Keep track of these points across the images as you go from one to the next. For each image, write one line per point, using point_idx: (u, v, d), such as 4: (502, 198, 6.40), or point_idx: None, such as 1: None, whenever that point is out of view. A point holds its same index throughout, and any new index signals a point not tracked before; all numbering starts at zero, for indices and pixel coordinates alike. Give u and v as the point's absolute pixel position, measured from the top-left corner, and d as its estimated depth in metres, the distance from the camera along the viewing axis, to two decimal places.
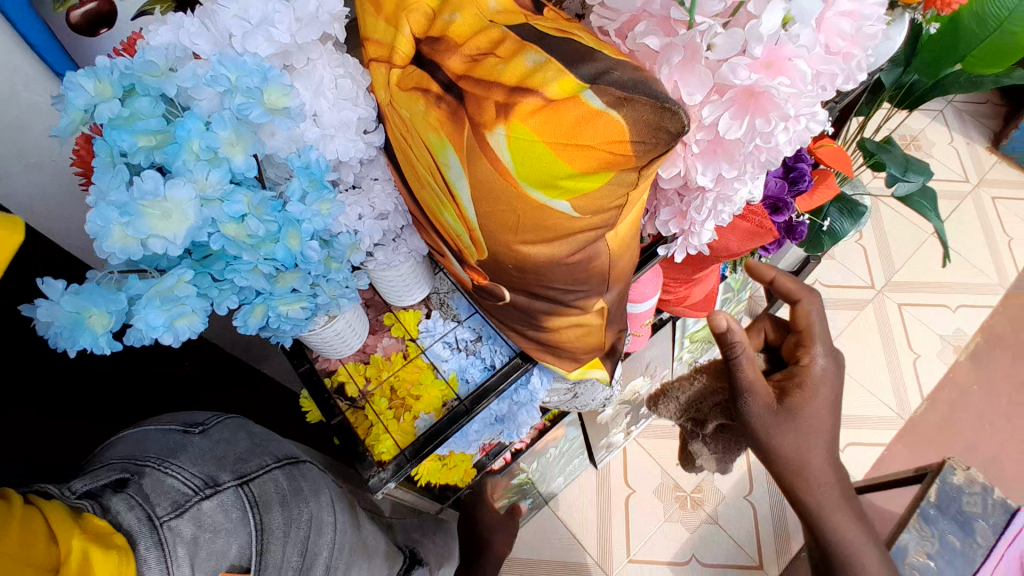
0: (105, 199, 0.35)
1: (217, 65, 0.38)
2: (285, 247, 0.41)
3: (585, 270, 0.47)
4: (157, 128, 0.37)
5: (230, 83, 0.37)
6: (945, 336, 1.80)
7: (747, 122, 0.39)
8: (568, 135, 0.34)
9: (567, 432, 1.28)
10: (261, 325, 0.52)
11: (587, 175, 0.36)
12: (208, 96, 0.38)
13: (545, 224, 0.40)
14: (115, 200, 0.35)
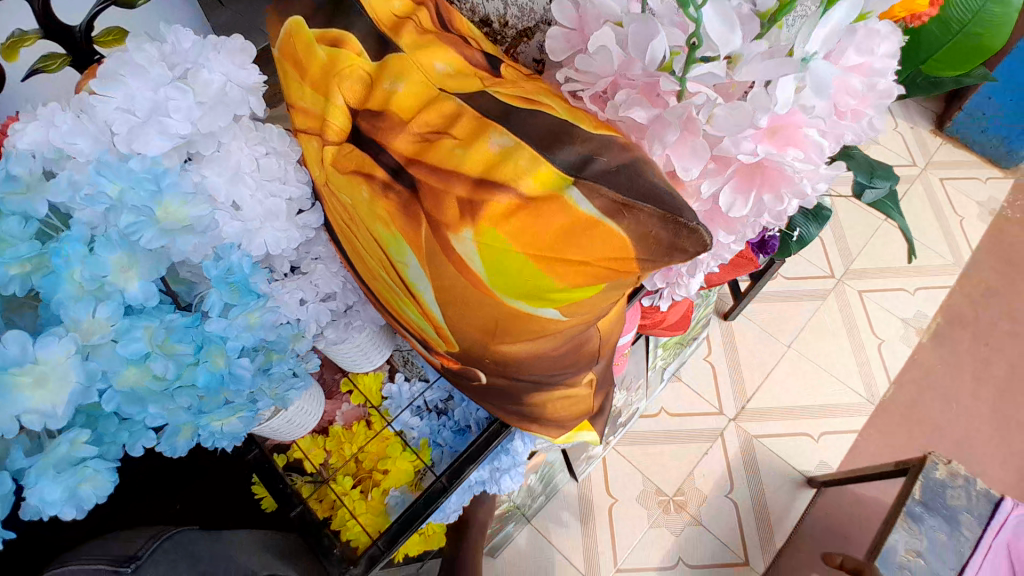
0: None
1: (98, 176, 0.33)
2: (206, 371, 0.35)
3: (573, 356, 0.41)
4: (31, 254, 0.31)
5: (112, 199, 0.33)
6: (906, 319, 1.83)
7: (754, 197, 0.34)
8: (553, 244, 0.29)
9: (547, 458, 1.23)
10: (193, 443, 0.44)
11: (580, 283, 0.31)
12: (92, 213, 0.33)
13: (528, 329, 0.34)
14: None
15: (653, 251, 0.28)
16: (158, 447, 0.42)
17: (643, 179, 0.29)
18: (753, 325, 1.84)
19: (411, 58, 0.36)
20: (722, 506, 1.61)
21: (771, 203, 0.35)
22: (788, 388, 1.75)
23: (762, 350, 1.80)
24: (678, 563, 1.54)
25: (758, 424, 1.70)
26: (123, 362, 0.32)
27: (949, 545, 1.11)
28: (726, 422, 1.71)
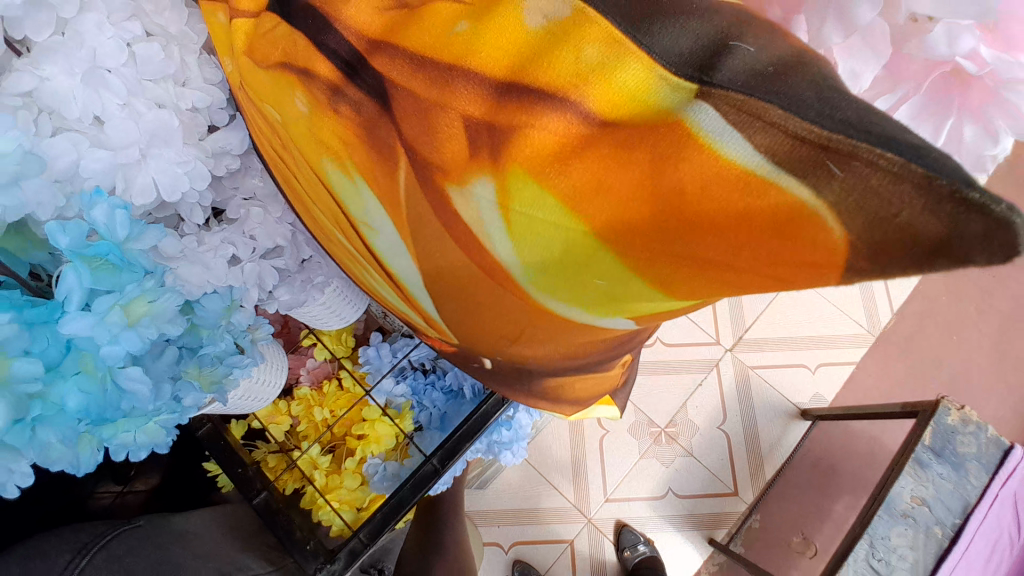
0: None
1: None
2: (78, 393, 0.23)
3: (623, 352, 0.29)
4: None
5: None
6: None
7: (950, 128, 0.21)
8: (646, 206, 0.17)
9: None
10: None
11: (678, 281, 0.18)
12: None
13: (573, 332, 0.23)
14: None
15: (888, 254, 0.14)
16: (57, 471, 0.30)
17: (847, 98, 0.14)
18: None
19: None
20: (715, 438, 1.56)
21: (973, 143, 0.21)
22: (790, 318, 1.68)
23: None
24: (667, 494, 1.51)
25: (756, 355, 1.64)
26: None
27: (955, 492, 1.09)
28: (723, 353, 1.63)
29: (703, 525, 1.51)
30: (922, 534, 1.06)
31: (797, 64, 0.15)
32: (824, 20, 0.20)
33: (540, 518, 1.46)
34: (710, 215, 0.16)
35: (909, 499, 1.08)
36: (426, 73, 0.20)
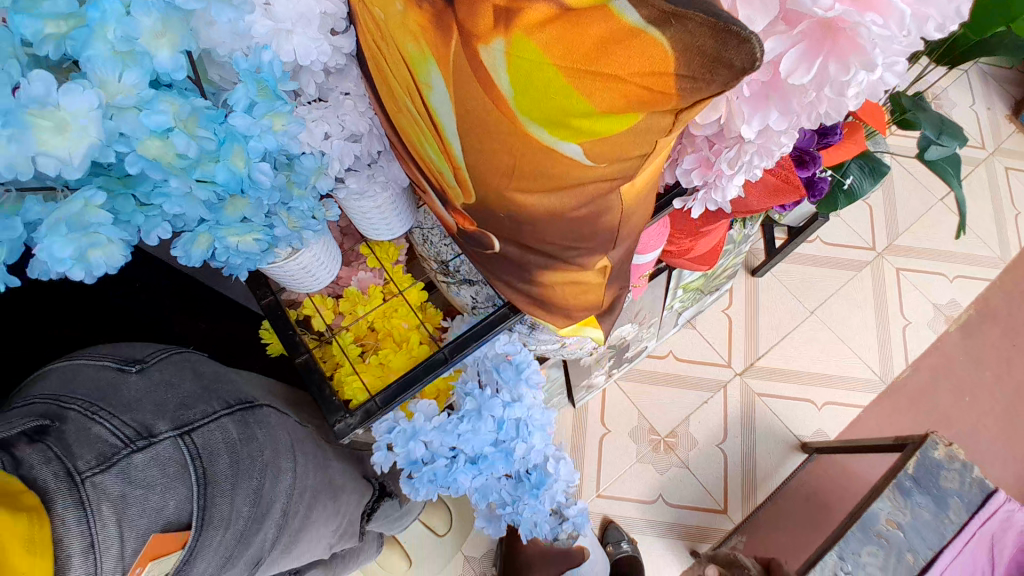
0: None
1: None
2: (228, 169, 0.35)
3: (590, 228, 0.40)
4: (67, 11, 0.29)
5: None
6: (938, 305, 1.75)
7: (818, 67, 0.31)
8: (585, 58, 0.27)
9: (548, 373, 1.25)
10: (207, 257, 0.45)
11: (608, 116, 0.29)
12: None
13: (550, 173, 0.33)
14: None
15: (696, 64, 0.26)
16: (171, 251, 0.43)
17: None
18: (780, 287, 1.79)
19: None
20: (711, 454, 1.63)
21: (834, 74, 0.31)
22: (804, 353, 1.73)
23: (783, 312, 1.77)
24: (656, 499, 1.59)
25: (764, 384, 1.70)
26: (146, 131, 0.31)
27: (932, 524, 1.13)
28: (732, 376, 1.70)
29: (687, 535, 1.57)
30: (894, 558, 1.10)
31: None
32: None
33: None
34: (616, 58, 0.27)
35: (886, 521, 1.12)
36: None
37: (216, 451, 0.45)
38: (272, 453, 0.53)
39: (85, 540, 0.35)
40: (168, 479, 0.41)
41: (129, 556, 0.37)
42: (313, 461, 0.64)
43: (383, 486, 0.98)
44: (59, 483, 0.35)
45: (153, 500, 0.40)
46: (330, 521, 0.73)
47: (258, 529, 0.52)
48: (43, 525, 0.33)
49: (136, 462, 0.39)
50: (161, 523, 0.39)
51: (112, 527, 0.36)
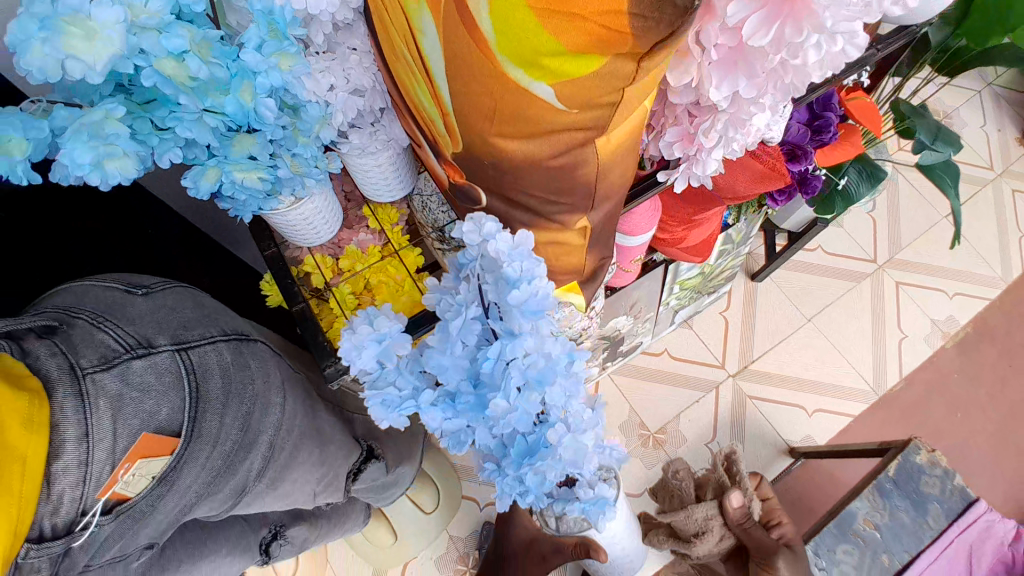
0: (27, 12, 0.32)
1: None
2: (236, 100, 0.38)
3: (567, 181, 0.43)
4: None
5: None
6: (936, 321, 1.74)
7: (776, 30, 0.34)
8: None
9: None
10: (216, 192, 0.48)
11: (576, 57, 0.32)
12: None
13: (527, 114, 0.36)
14: (36, 12, 0.32)
15: (647, 5, 0.29)
16: (183, 183, 0.47)
17: None
18: (778, 293, 1.80)
19: None
20: (701, 451, 1.65)
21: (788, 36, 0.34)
22: (800, 359, 1.74)
23: (779, 317, 1.78)
24: (643, 493, 1.62)
25: (756, 387, 1.71)
26: (165, 52, 0.35)
27: (910, 528, 1.14)
28: (724, 377, 1.72)
29: None
30: (868, 558, 1.12)
31: None
32: None
33: None
34: (580, 0, 0.30)
35: (862, 521, 1.14)
36: None
37: (209, 370, 0.48)
38: (264, 385, 0.56)
39: (81, 429, 0.38)
40: (164, 387, 0.43)
41: (119, 451, 0.40)
42: (303, 406, 0.67)
43: (371, 449, 1.00)
44: (62, 375, 0.38)
45: (148, 404, 0.42)
46: (315, 470, 0.76)
47: (243, 456, 0.56)
48: (43, 409, 0.36)
49: (135, 367, 0.42)
50: (152, 425, 0.42)
51: (106, 420, 0.39)
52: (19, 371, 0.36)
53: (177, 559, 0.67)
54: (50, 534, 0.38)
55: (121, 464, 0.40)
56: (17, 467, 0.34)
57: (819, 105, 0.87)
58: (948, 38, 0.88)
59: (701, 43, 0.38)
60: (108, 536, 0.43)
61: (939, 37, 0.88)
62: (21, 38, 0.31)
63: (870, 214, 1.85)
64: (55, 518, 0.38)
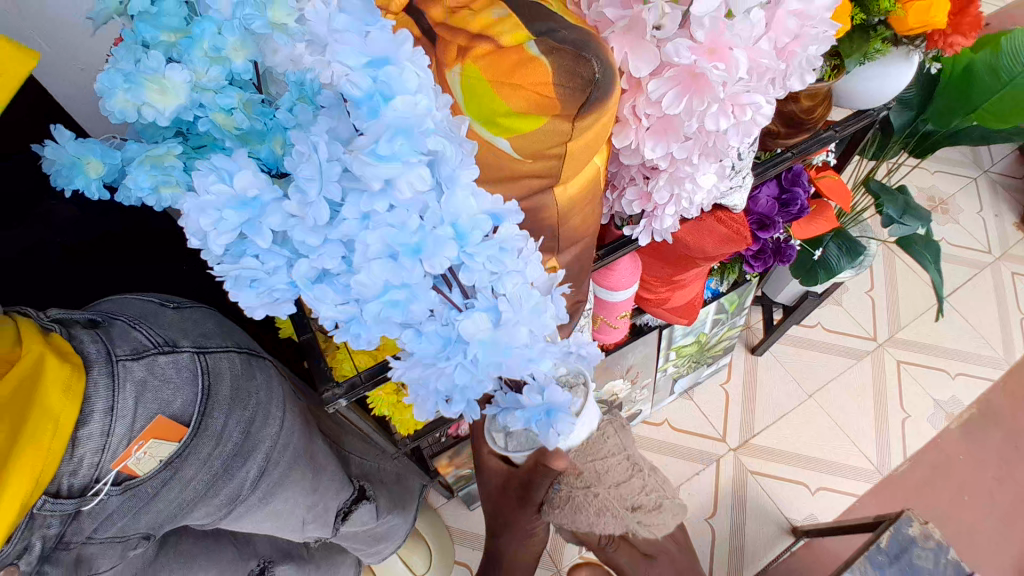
0: (117, 70, 0.42)
1: None
2: (269, 148, 0.44)
3: (534, 224, 0.51)
4: (178, 26, 0.43)
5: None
6: (940, 402, 1.69)
7: (685, 102, 0.43)
8: (507, 74, 0.40)
9: None
10: None
11: (524, 116, 0.41)
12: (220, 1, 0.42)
13: (492, 165, 0.45)
14: (123, 70, 0.42)
15: (570, 79, 0.39)
16: None
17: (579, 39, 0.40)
18: (781, 369, 1.72)
19: None
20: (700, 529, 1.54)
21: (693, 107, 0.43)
22: (799, 437, 1.64)
23: (782, 393, 1.69)
24: None
25: (762, 463, 1.61)
26: (217, 108, 0.43)
27: None
28: (725, 451, 1.62)
29: None
30: None
31: (579, 39, 0.40)
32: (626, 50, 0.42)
33: None
34: (526, 73, 0.39)
35: None
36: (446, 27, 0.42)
37: (220, 373, 0.56)
38: (266, 397, 0.63)
39: (106, 403, 0.46)
40: (181, 380, 0.52)
41: (136, 429, 0.48)
42: (302, 429, 0.73)
43: (362, 489, 1.01)
44: (99, 358, 0.47)
45: (166, 393, 0.50)
46: (307, 497, 0.79)
47: (242, 463, 0.61)
48: (80, 381, 0.44)
49: (160, 361, 0.50)
50: (165, 411, 0.50)
51: (129, 400, 0.47)
52: (65, 348, 0.45)
53: (168, 570, 0.73)
54: (66, 492, 0.45)
55: (135, 440, 0.48)
56: (51, 425, 0.42)
57: (789, 179, 0.95)
58: (912, 121, 0.97)
59: (636, 113, 0.47)
60: (112, 510, 0.49)
61: (901, 120, 0.97)
62: (109, 87, 0.42)
63: (870, 293, 1.84)
64: (73, 478, 0.45)
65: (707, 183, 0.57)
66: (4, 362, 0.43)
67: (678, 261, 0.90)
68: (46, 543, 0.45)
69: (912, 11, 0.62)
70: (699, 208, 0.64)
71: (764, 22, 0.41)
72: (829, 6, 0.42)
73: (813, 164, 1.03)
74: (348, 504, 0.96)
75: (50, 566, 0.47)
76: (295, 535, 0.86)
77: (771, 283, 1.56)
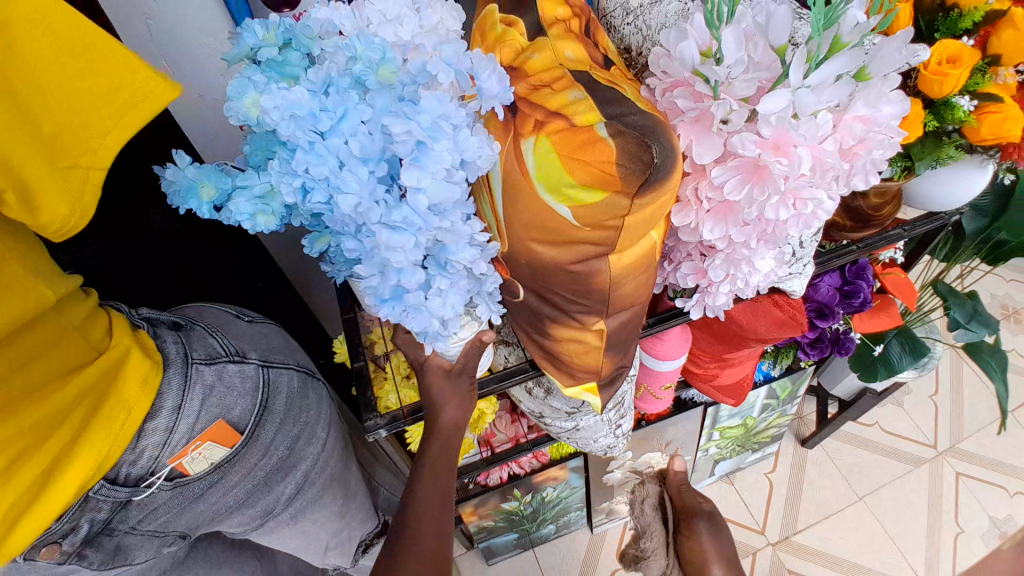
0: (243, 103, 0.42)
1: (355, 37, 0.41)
2: None
3: (585, 283, 0.53)
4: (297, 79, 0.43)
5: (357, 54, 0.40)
6: (996, 520, 1.53)
7: (746, 190, 0.46)
8: (576, 152, 0.44)
9: (637, 446, 1.29)
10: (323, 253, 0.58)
11: (586, 188, 0.44)
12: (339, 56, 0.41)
13: (554, 229, 0.48)
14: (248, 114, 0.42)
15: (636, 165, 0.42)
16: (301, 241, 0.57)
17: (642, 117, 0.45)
18: (830, 466, 1.63)
19: (551, 42, 0.50)
20: None
21: (745, 195, 0.46)
22: (846, 541, 1.52)
23: (828, 491, 1.59)
24: None
25: (800, 563, 1.50)
26: None
27: None
28: (763, 544, 1.52)
29: None
30: None
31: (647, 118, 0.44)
32: (691, 139, 0.45)
33: None
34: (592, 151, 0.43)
35: None
36: (536, 108, 0.47)
37: (279, 388, 0.59)
38: (315, 418, 0.66)
39: (175, 401, 0.50)
40: (244, 389, 0.56)
41: (196, 429, 0.51)
42: (340, 452, 0.75)
43: (386, 523, 1.01)
44: (176, 358, 0.52)
45: (228, 399, 0.54)
46: (334, 522, 0.80)
47: (281, 478, 0.63)
48: (157, 378, 0.49)
49: (228, 369, 0.55)
50: (226, 416, 0.53)
51: (195, 403, 0.51)
52: (150, 346, 0.50)
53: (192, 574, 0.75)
54: (123, 480, 0.49)
55: (194, 439, 0.51)
56: (123, 414, 0.46)
57: (852, 271, 0.93)
58: (985, 228, 0.95)
59: (697, 196, 0.49)
60: (159, 504, 0.53)
61: (973, 226, 0.95)
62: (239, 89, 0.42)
63: (934, 398, 1.72)
64: (131, 468, 0.49)
65: (764, 267, 0.58)
66: (94, 350, 0.48)
67: (726, 339, 0.89)
68: (92, 525, 0.49)
69: (986, 121, 0.63)
70: (755, 289, 0.64)
71: (830, 125, 0.44)
72: (896, 114, 0.45)
73: (879, 259, 1.02)
74: (373, 536, 0.96)
75: (92, 549, 0.50)
76: (316, 558, 0.87)
77: (828, 373, 1.49)
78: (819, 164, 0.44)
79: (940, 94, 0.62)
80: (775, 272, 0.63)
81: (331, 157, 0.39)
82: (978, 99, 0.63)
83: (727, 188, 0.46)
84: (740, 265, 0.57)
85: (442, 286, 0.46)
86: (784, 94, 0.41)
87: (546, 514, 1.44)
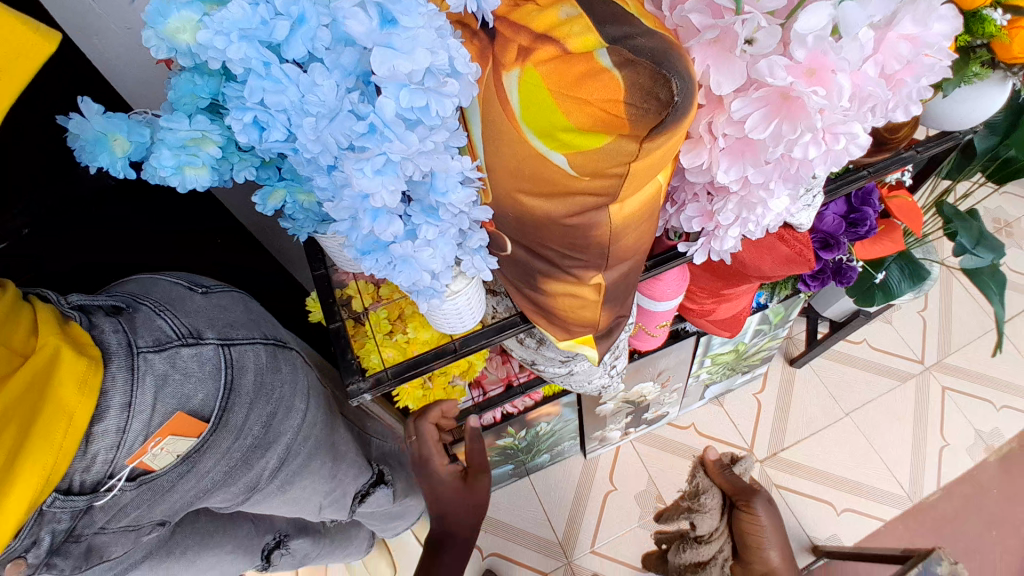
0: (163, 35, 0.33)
1: None
2: None
3: (583, 237, 0.47)
4: None
5: None
6: (981, 432, 1.57)
7: (773, 127, 0.38)
8: (571, 87, 0.36)
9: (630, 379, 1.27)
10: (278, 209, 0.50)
11: (585, 132, 0.37)
12: None
13: (548, 179, 0.41)
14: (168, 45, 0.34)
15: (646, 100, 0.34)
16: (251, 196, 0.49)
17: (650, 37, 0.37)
18: (818, 385, 1.65)
19: None
20: None
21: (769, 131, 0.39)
22: (832, 455, 1.56)
23: (816, 408, 1.61)
24: None
25: (787, 478, 1.54)
26: None
27: None
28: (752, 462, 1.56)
29: None
30: None
31: (656, 38, 0.36)
32: (708, 63, 0.38)
33: (528, 543, 1.55)
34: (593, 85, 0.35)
35: None
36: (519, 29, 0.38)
37: (245, 366, 0.54)
38: (291, 390, 0.61)
39: (124, 398, 0.44)
40: (204, 374, 0.50)
41: (153, 425, 0.46)
42: (323, 417, 0.71)
43: (381, 473, 0.99)
44: (119, 349, 0.45)
45: (187, 387, 0.49)
46: (325, 484, 0.78)
47: (261, 455, 0.59)
48: (97, 377, 0.43)
49: (183, 353, 0.49)
50: (186, 406, 0.48)
51: (147, 398, 0.45)
52: (85, 339, 0.44)
53: (182, 547, 0.73)
54: (78, 488, 0.44)
55: (152, 436, 0.46)
56: (63, 420, 0.41)
57: (858, 197, 0.87)
58: (995, 146, 0.88)
59: (712, 131, 0.42)
60: (126, 502, 0.48)
61: (984, 144, 0.89)
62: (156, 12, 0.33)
63: (922, 313, 1.72)
64: (85, 474, 0.44)
65: (778, 207, 0.52)
66: (19, 355, 0.42)
67: (726, 275, 0.84)
68: (55, 536, 0.44)
69: (1018, 37, 0.55)
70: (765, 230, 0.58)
71: (873, 44, 0.36)
72: (949, 32, 0.37)
73: (886, 182, 0.96)
74: (368, 487, 0.94)
75: (60, 557, 0.46)
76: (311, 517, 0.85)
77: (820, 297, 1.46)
78: (859, 96, 0.37)
79: (972, 4, 0.54)
80: (788, 211, 0.56)
81: (289, 89, 0.32)
82: (1010, 12, 0.55)
83: (750, 124, 0.39)
84: (752, 207, 0.51)
85: (430, 235, 0.40)
86: (826, 8, 0.33)
87: (540, 446, 1.45)
